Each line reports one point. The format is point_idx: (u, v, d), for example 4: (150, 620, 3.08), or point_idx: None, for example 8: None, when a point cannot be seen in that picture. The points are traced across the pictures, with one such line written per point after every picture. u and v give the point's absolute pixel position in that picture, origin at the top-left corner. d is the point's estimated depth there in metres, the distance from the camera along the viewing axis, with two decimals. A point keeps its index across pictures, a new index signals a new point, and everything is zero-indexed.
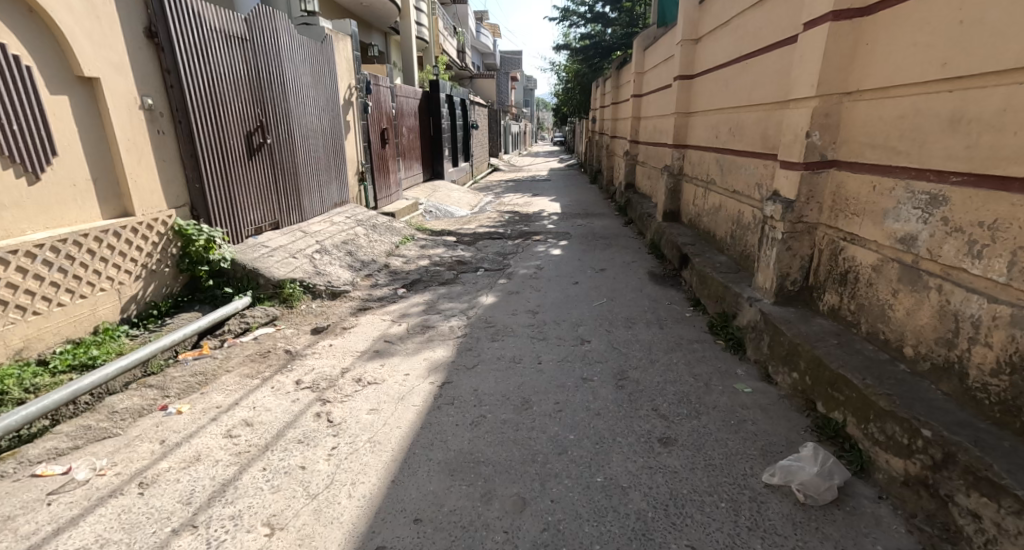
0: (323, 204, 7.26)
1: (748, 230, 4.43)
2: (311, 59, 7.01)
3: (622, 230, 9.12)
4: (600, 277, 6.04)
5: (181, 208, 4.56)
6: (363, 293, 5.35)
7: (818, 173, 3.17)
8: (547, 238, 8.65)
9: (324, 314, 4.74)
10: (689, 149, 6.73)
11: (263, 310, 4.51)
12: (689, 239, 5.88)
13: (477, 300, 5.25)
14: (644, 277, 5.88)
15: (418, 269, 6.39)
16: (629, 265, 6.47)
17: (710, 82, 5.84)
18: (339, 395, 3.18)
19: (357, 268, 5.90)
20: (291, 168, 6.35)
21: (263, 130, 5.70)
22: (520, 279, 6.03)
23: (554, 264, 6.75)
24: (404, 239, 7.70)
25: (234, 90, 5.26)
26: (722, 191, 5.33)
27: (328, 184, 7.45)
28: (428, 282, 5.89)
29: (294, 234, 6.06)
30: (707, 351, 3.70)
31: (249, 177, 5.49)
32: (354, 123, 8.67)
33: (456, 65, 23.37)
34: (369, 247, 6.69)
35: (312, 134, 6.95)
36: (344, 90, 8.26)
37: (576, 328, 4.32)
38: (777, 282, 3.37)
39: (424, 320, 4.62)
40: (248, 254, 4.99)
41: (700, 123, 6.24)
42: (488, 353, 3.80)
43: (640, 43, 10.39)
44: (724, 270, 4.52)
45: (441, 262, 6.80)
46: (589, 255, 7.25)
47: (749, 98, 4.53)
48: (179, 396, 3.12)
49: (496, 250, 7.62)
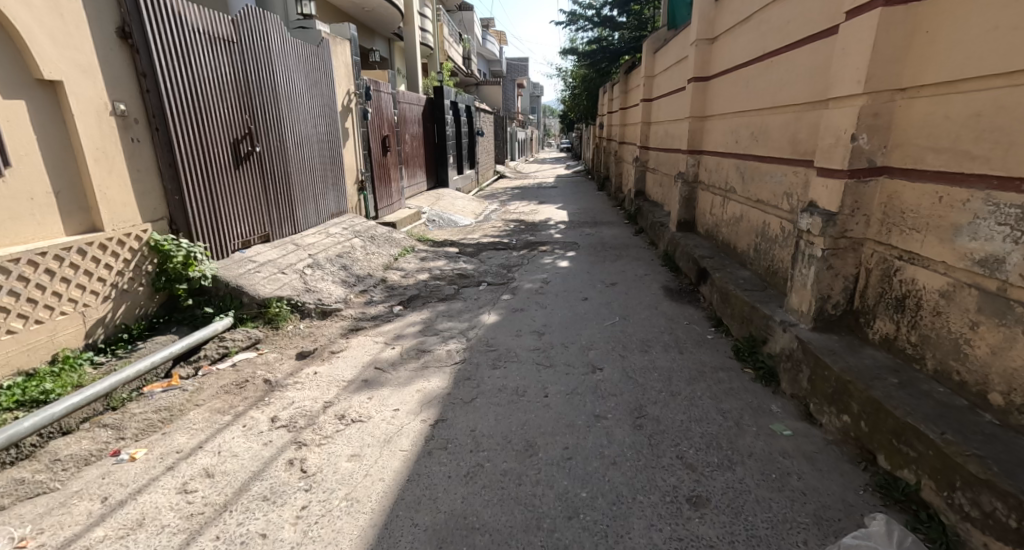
0: (318, 215, 6.92)
1: (777, 243, 4.02)
2: (305, 63, 6.68)
3: (632, 239, 8.72)
4: (611, 292, 5.64)
5: (159, 222, 4.23)
6: (357, 311, 4.99)
7: (865, 182, 2.76)
8: (554, 249, 8.27)
9: (312, 337, 4.38)
10: (704, 154, 6.34)
11: (246, 332, 4.15)
12: (707, 252, 5.47)
13: (478, 319, 4.87)
14: (659, 292, 5.47)
15: (418, 283, 6.03)
16: (641, 279, 6.06)
17: (729, 83, 5.45)
18: (317, 436, 2.80)
19: (352, 283, 5.55)
20: (281, 177, 6.02)
21: (251, 137, 5.36)
22: (524, 295, 5.63)
23: (560, 278, 6.35)
24: (404, 251, 7.34)
25: (220, 95, 4.93)
26: (742, 200, 4.94)
27: (324, 193, 7.12)
28: (426, 299, 5.52)
29: (285, 247, 5.73)
30: (736, 382, 3.30)
31: (236, 187, 5.15)
32: (353, 130, 8.35)
33: (461, 71, 23.05)
34: (366, 260, 6.34)
35: (306, 142, 6.62)
36: (341, 96, 7.95)
37: (587, 353, 3.92)
38: (817, 305, 2.96)
39: (420, 343, 4.24)
40: (232, 271, 4.64)
41: (717, 128, 5.85)
42: (488, 383, 3.41)
43: (651, 45, 10.01)
44: (749, 288, 4.11)
45: (441, 275, 6.43)
46: (598, 267, 6.86)
47: (777, 98, 4.14)
48: (135, 439, 2.74)
49: (500, 262, 7.24)
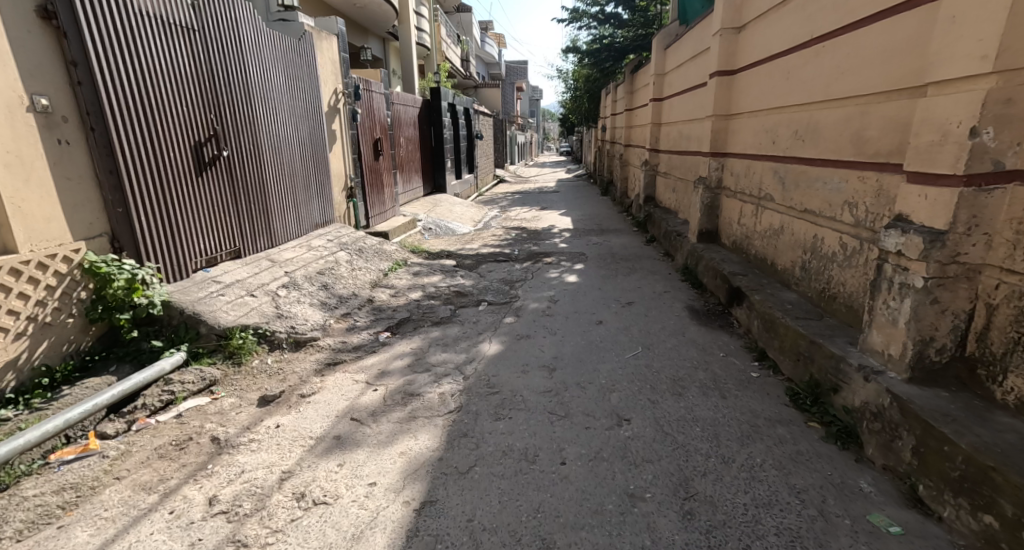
0: (299, 226, 6.24)
1: (836, 262, 3.37)
2: (284, 59, 6.03)
3: (643, 249, 8.05)
4: (628, 315, 4.97)
5: (98, 240, 3.56)
6: (337, 340, 4.32)
7: (989, 192, 2.13)
8: (560, 261, 7.60)
9: (281, 375, 3.71)
10: (730, 157, 5.71)
11: (198, 370, 3.44)
12: (738, 269, 4.81)
13: (477, 350, 4.21)
14: (683, 315, 4.81)
15: (409, 304, 5.36)
16: (662, 299, 5.39)
17: (761, 76, 4.83)
18: (265, 533, 2.16)
19: (334, 305, 4.88)
20: (253, 186, 5.35)
21: (217, 140, 4.69)
22: (530, 319, 4.97)
23: (569, 296, 5.68)
24: (395, 265, 6.67)
25: (178, 90, 4.26)
26: (783, 209, 4.30)
27: (305, 202, 6.43)
28: (418, 323, 4.86)
29: (258, 265, 5.07)
30: (802, 440, 2.63)
31: (198, 198, 4.46)
32: (342, 133, 7.72)
33: (459, 72, 22.42)
34: (351, 277, 5.67)
35: (284, 146, 5.95)
36: (327, 94, 7.30)
37: (609, 397, 3.26)
38: (916, 349, 2.31)
39: (409, 383, 3.58)
40: (187, 296, 3.96)
41: (746, 128, 5.20)
42: (491, 443, 2.76)
43: (660, 41, 9.45)
44: (801, 316, 3.44)
45: (437, 293, 5.77)
46: (610, 283, 6.20)
47: (832, 91, 3.51)
48: (17, 538, 2.14)
49: (502, 277, 6.58)
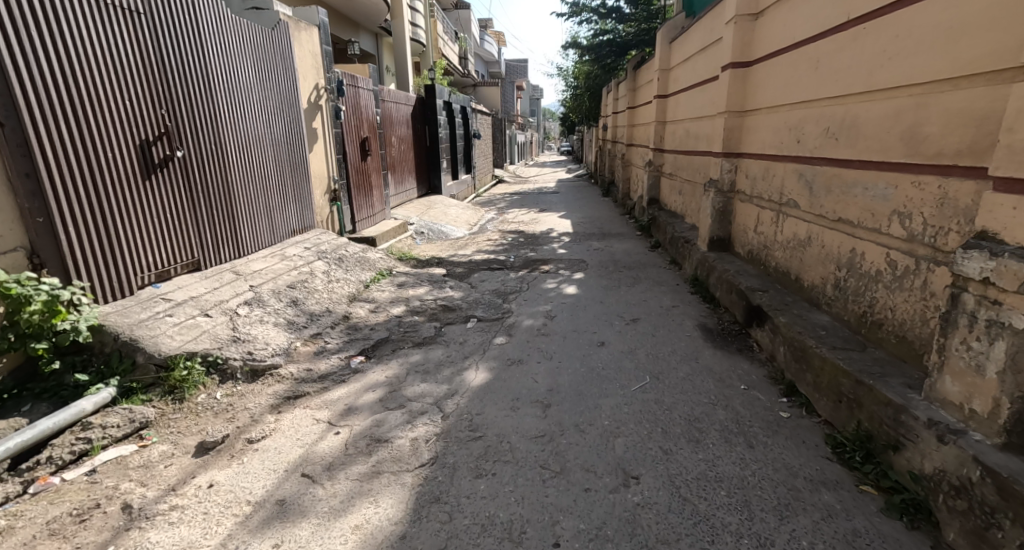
0: (272, 234, 5.72)
1: (882, 282, 2.84)
2: (255, 49, 5.51)
3: (647, 256, 7.53)
4: (632, 335, 4.45)
5: (11, 255, 3.05)
6: (301, 367, 3.79)
7: None
8: (558, 269, 7.07)
9: (229, 413, 3.18)
10: (744, 157, 5.19)
11: (127, 410, 2.90)
12: (756, 285, 4.29)
13: (461, 380, 3.69)
14: (695, 336, 4.29)
15: (389, 322, 4.85)
16: (670, 316, 4.87)
17: (782, 67, 4.32)
18: None
19: (302, 324, 4.35)
20: (218, 191, 4.82)
21: (169, 139, 4.18)
22: (522, 339, 4.45)
23: (567, 311, 5.15)
24: (378, 275, 6.15)
25: (119, 82, 3.75)
26: (810, 216, 3.77)
27: (279, 209, 5.91)
28: (397, 345, 4.35)
29: (220, 278, 4.55)
30: (860, 514, 2.12)
31: (147, 204, 3.95)
32: (323, 132, 7.21)
33: (457, 70, 21.86)
34: (326, 290, 5.14)
35: (254, 146, 5.43)
36: (306, 89, 6.77)
37: (613, 446, 2.75)
38: (1014, 407, 1.81)
39: (378, 424, 3.05)
40: (126, 318, 3.44)
41: (764, 126, 4.68)
42: (468, 514, 2.27)
43: (665, 34, 8.93)
44: (839, 345, 2.92)
45: (421, 307, 5.26)
46: (612, 295, 5.69)
47: (874, 80, 3.00)
48: None
49: (494, 289, 6.06)
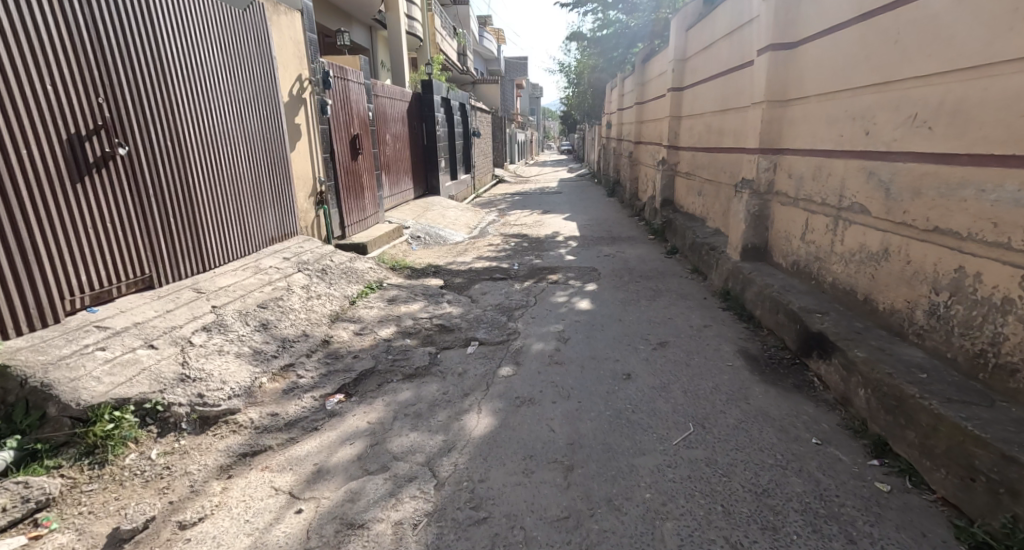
0: (245, 243, 5.04)
1: (1017, 315, 2.18)
2: (227, 32, 4.83)
3: (664, 264, 6.86)
4: (662, 364, 3.77)
5: None
6: (265, 412, 3.08)
7: None
8: (568, 279, 6.39)
9: (163, 481, 2.47)
10: (786, 153, 4.53)
11: (20, 484, 2.22)
12: (811, 305, 3.62)
13: (460, 428, 3.02)
14: (738, 367, 3.62)
15: (376, 347, 4.17)
16: (703, 339, 4.19)
17: (840, 46, 3.66)
18: None
19: (271, 353, 3.65)
20: (177, 196, 4.15)
21: (110, 133, 3.53)
22: (532, 371, 3.77)
23: (583, 332, 4.47)
24: (366, 289, 5.47)
25: (39, 63, 3.12)
26: (887, 225, 3.08)
27: (255, 215, 5.22)
28: (384, 379, 3.68)
29: (177, 298, 3.86)
30: None
31: (79, 212, 3.30)
32: (308, 128, 6.52)
33: (454, 66, 21.10)
34: (304, 310, 4.45)
35: (224, 142, 4.74)
36: (287, 80, 6.09)
37: (662, 536, 2.11)
38: None
39: (352, 498, 2.38)
40: (42, 354, 2.75)
41: (815, 117, 4.01)
42: None
43: (681, 22, 8.26)
44: (955, 398, 2.25)
45: (415, 328, 4.58)
46: (631, 311, 5.01)
47: (1001, 52, 2.35)
48: None
49: (496, 304, 5.37)
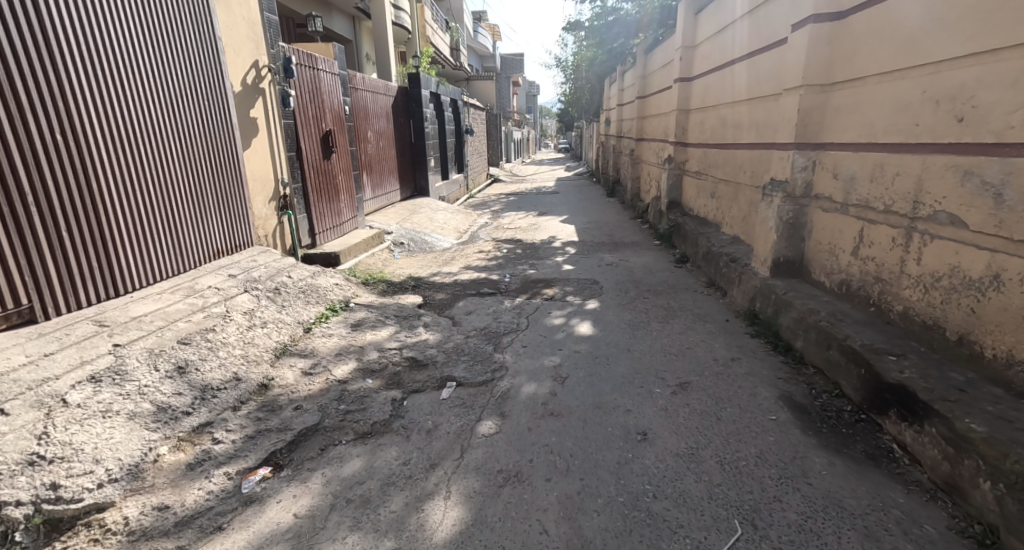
0: (177, 261, 4.23)
1: None
2: (153, 9, 4.05)
3: (675, 276, 6.05)
4: (686, 417, 2.96)
5: None
6: (150, 505, 2.28)
7: None
8: (565, 294, 5.58)
9: None
10: (829, 147, 3.72)
11: None
12: (879, 343, 2.81)
13: (416, 527, 2.23)
14: (785, 424, 2.81)
15: (328, 391, 3.36)
16: (734, 379, 3.38)
17: (915, 10, 2.86)
18: None
19: (182, 410, 2.82)
20: (74, 205, 3.38)
21: None
22: (521, 427, 2.96)
23: (583, 369, 3.66)
24: (327, 311, 4.64)
25: None
26: (1003, 244, 2.31)
27: (193, 225, 4.40)
28: (329, 440, 2.87)
29: (66, 335, 3.03)
30: None
31: None
32: (266, 123, 5.67)
33: (448, 63, 20.32)
34: (241, 344, 3.60)
35: (147, 141, 3.96)
36: (236, 67, 5.22)
37: None
38: None
39: None
40: None
41: (875, 100, 3.20)
42: None
43: (689, 6, 7.45)
44: None
45: (379, 364, 3.76)
46: (641, 338, 4.20)
47: None
48: None
49: (481, 328, 4.56)
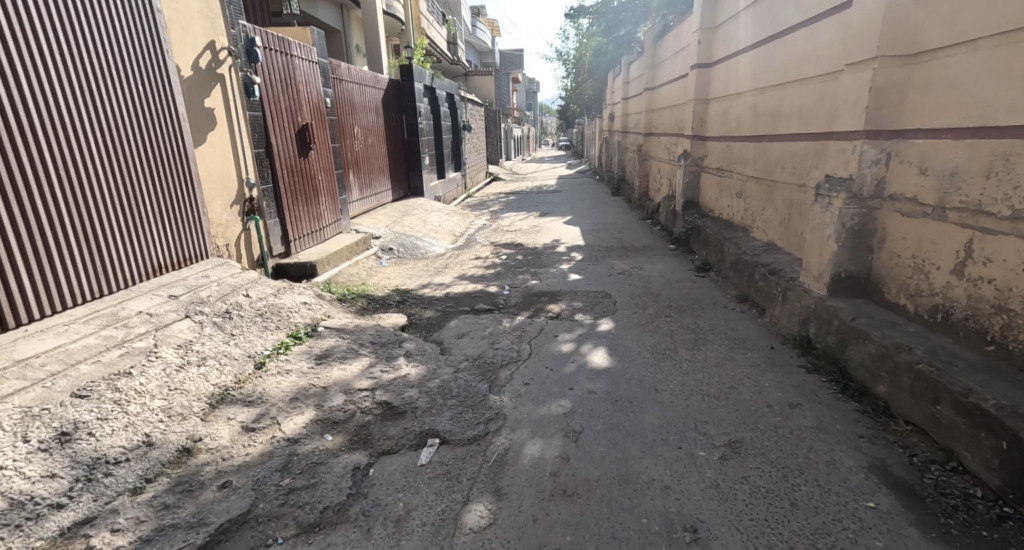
0: (97, 282, 3.40)
1: None
2: None
3: (700, 288, 5.24)
4: (745, 502, 2.18)
5: None
6: None
7: None
8: (573, 310, 4.78)
9: None
10: (912, 135, 2.92)
11: None
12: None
13: None
14: (891, 521, 2.02)
15: (272, 455, 2.57)
16: (803, 437, 2.58)
17: None
18: None
19: (46, 503, 2.09)
20: None
21: None
22: (522, 515, 2.19)
23: (602, 419, 2.87)
24: (289, 339, 3.84)
25: None
26: None
27: (119, 239, 3.56)
28: (262, 538, 2.10)
29: None
30: None
31: None
32: (225, 114, 4.85)
33: (444, 56, 19.51)
34: (164, 393, 2.78)
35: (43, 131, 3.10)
36: (183, 47, 4.38)
37: None
38: None
39: None
40: None
41: (995, 69, 2.42)
42: None
43: None
44: None
45: (344, 411, 2.97)
46: (670, 372, 3.39)
47: None
48: None
49: (473, 357, 3.75)
